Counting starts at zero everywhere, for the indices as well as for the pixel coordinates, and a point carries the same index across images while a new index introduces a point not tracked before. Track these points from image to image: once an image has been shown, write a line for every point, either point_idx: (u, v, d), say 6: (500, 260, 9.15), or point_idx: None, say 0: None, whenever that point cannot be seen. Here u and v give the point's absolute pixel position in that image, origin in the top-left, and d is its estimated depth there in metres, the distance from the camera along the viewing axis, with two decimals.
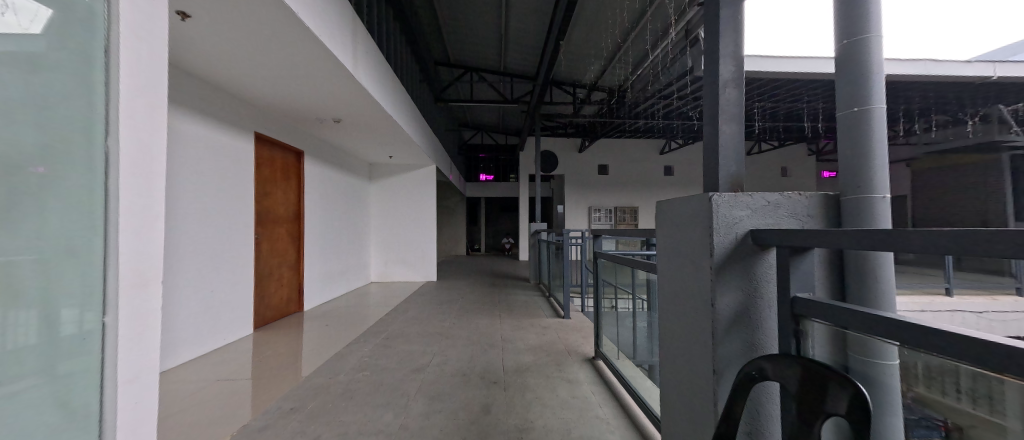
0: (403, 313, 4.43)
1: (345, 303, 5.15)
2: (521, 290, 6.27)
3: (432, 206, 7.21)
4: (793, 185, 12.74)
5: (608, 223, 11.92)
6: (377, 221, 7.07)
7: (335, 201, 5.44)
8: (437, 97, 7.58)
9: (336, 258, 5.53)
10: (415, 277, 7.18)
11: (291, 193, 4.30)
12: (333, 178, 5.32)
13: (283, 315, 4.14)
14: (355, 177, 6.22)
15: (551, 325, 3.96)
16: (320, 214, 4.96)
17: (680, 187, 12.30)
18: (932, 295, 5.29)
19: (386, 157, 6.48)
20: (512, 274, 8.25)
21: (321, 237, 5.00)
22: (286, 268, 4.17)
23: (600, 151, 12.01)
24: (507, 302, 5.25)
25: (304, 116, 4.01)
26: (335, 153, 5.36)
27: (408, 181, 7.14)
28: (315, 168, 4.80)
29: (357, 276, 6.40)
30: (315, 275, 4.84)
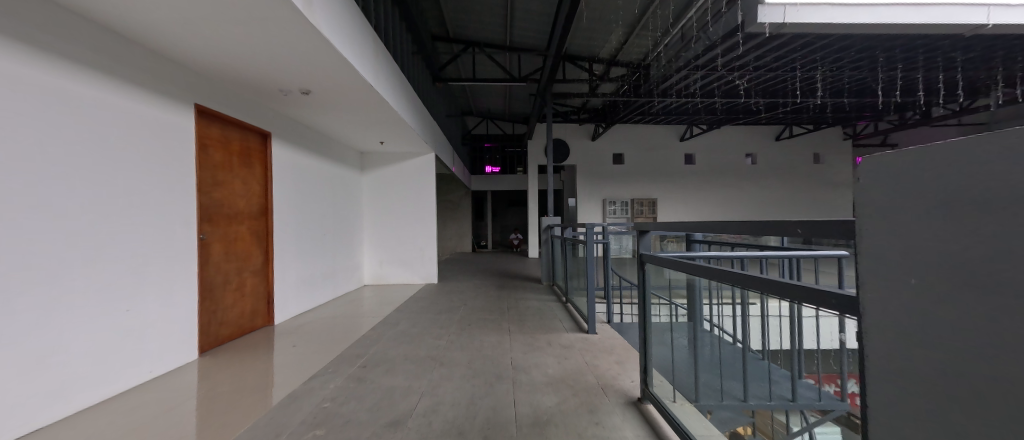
0: (392, 327, 3.67)
1: (329, 312, 4.42)
2: (532, 294, 5.46)
3: (432, 200, 6.43)
4: (827, 172, 11.64)
5: (624, 217, 11.02)
6: (369, 217, 6.32)
7: (315, 193, 4.66)
8: (434, 77, 6.74)
9: (320, 261, 4.78)
10: (413, 278, 6.41)
11: (254, 185, 3.56)
12: (311, 167, 4.56)
13: (245, 332, 3.43)
14: (340, 167, 5.44)
15: (574, 344, 3.16)
16: (295, 209, 4.20)
17: (702, 177, 11.33)
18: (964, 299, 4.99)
19: (378, 143, 5.69)
20: (522, 273, 7.47)
21: (298, 236, 4.25)
22: (248, 276, 3.44)
23: (615, 139, 11.08)
24: (517, 310, 4.44)
25: (261, 86, 3.23)
26: (313, 138, 4.56)
27: (403, 171, 6.37)
28: (286, 154, 4.03)
29: (347, 279, 5.67)
30: (292, 282, 4.11)
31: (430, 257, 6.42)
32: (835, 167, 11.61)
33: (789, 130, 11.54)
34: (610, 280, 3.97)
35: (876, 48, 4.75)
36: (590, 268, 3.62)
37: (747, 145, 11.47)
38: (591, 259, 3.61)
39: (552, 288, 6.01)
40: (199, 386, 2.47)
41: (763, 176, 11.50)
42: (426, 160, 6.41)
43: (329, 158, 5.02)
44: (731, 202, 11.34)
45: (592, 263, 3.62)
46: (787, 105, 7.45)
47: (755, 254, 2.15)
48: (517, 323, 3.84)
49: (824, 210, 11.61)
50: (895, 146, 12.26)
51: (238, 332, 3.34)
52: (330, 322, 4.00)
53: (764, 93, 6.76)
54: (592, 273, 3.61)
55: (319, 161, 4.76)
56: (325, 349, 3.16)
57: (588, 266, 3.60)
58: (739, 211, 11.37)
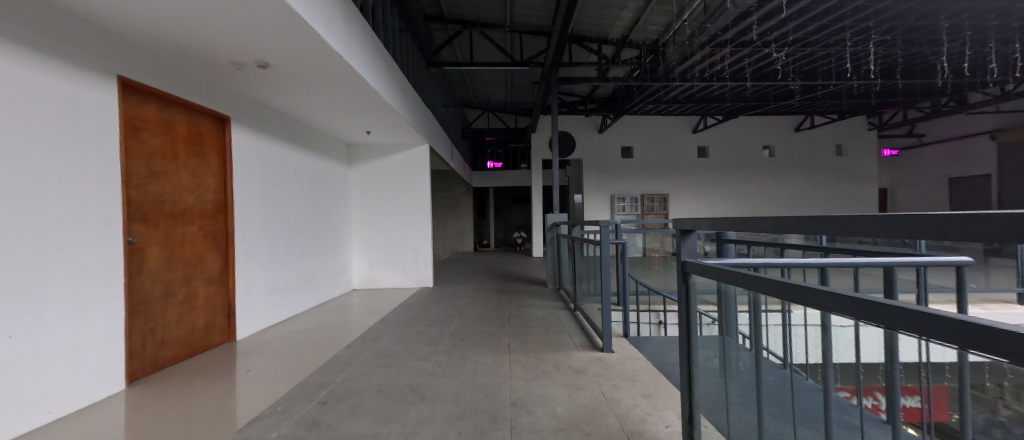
0: (373, 343, 3.13)
1: (307, 322, 3.90)
2: (536, 300, 4.89)
3: (427, 196, 5.88)
4: (850, 165, 10.93)
5: (634, 214, 10.42)
6: (357, 214, 5.80)
7: (291, 188, 4.11)
8: (428, 63, 6.13)
9: (300, 264, 4.26)
10: (406, 282, 5.89)
11: (208, 177, 3.03)
12: (285, 157, 4.02)
13: (199, 350, 2.92)
14: (321, 159, 4.90)
15: (589, 368, 2.59)
16: (265, 204, 3.66)
17: (717, 170, 10.68)
18: (1006, 304, 4.57)
19: (364, 132, 5.15)
20: (526, 275, 6.92)
21: (269, 237, 3.72)
22: (200, 284, 2.92)
23: (624, 131, 10.47)
24: (518, 320, 3.88)
25: (207, 59, 2.66)
26: (285, 125, 4.01)
27: (393, 166, 5.82)
28: (248, 142, 3.46)
29: (332, 284, 5.16)
30: (261, 289, 3.58)
31: (424, 259, 5.88)
32: (860, 158, 10.90)
33: (810, 120, 10.84)
34: (626, 287, 3.38)
35: (939, 13, 4.09)
36: (604, 274, 3.02)
37: (764, 136, 10.79)
38: (605, 263, 3.01)
39: (558, 292, 5.45)
40: (123, 425, 1.95)
41: (782, 169, 10.83)
42: (419, 152, 5.85)
43: (307, 148, 4.49)
44: (747, 198, 10.70)
45: (606, 268, 3.02)
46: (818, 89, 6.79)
47: (820, 260, 1.59)
48: (518, 338, 3.28)
49: (848, 205, 10.92)
50: (922, 136, 11.54)
51: (189, 352, 2.82)
52: (303, 334, 3.46)
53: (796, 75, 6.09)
54: (607, 280, 3.02)
55: (295, 151, 4.22)
56: (288, 372, 2.62)
57: (601, 272, 3.01)
58: (757, 206, 10.73)
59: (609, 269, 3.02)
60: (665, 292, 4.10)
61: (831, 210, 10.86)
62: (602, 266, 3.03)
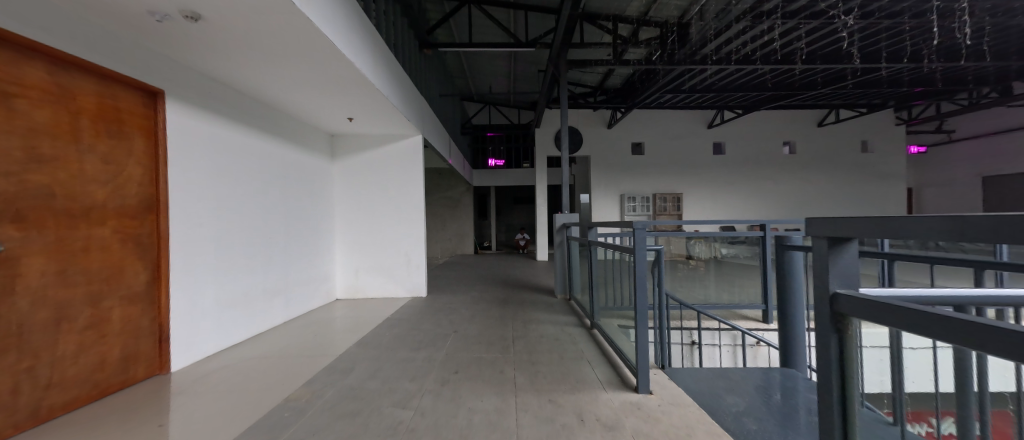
0: (341, 377, 2.44)
1: (268, 343, 3.21)
2: (544, 313, 4.19)
3: (420, 194, 5.18)
4: (877, 163, 10.21)
5: (645, 214, 9.72)
6: (341, 214, 5.13)
7: (250, 182, 3.44)
8: (422, 43, 5.46)
9: (264, 274, 3.58)
10: (396, 290, 5.22)
11: (129, 165, 2.37)
12: (243, 145, 3.35)
13: (113, 390, 2.24)
14: (294, 149, 4.23)
15: (625, 423, 1.89)
16: (214, 201, 2.99)
17: (734, 168, 9.97)
18: None
19: (345, 119, 4.47)
20: (531, 282, 6.23)
21: (220, 241, 3.03)
22: (114, 303, 2.25)
23: (635, 126, 9.79)
24: (525, 343, 3.19)
25: (114, 7, 1.99)
26: (241, 106, 3.34)
27: (381, 158, 5.15)
28: (188, 124, 2.78)
29: (310, 295, 4.48)
30: (208, 306, 2.90)
31: (417, 265, 5.20)
32: (887, 155, 10.18)
33: (834, 114, 10.12)
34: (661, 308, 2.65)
35: None
36: (640, 295, 2.31)
37: (785, 132, 10.08)
38: (642, 281, 2.29)
39: (569, 304, 4.75)
40: None
41: (803, 167, 10.11)
42: (411, 143, 5.19)
43: (274, 136, 3.83)
44: (766, 197, 9.99)
45: (643, 287, 2.30)
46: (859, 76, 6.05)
47: None
48: (525, 369, 2.60)
49: (875, 206, 10.19)
50: (951, 132, 10.81)
51: (96, 393, 2.14)
52: (258, 363, 2.78)
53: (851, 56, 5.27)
54: (644, 303, 2.30)
55: (255, 138, 3.54)
56: (222, 422, 1.96)
57: (636, 293, 2.30)
58: (777, 207, 10.02)
59: (645, 288, 2.30)
60: (701, 308, 3.37)
61: (856, 210, 10.14)
62: (636, 285, 2.32)
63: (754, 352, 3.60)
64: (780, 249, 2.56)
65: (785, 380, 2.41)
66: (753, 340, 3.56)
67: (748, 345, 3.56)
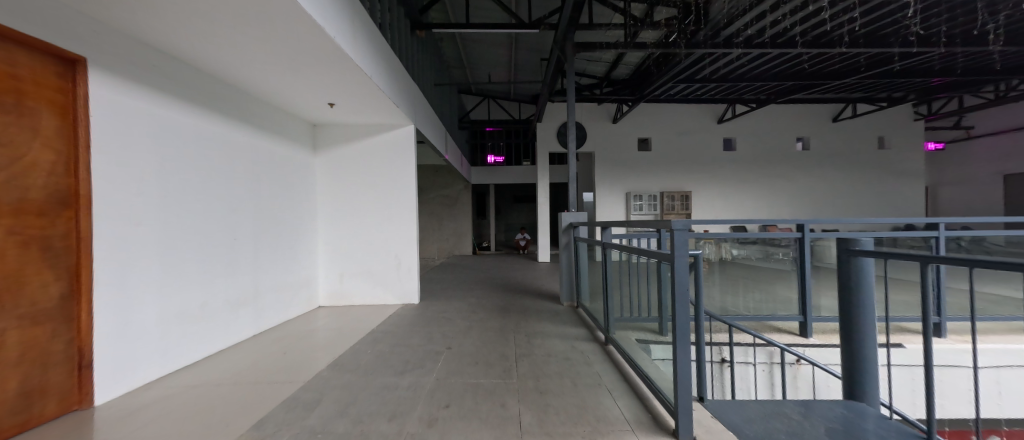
0: (303, 415, 1.95)
1: (226, 363, 2.73)
2: (550, 325, 3.71)
3: (412, 190, 4.70)
4: (894, 160, 9.76)
5: (652, 214, 9.25)
6: (323, 213, 4.64)
7: (204, 175, 2.93)
8: (414, 24, 4.97)
9: (224, 281, 3.08)
10: (384, 297, 4.73)
11: (33, 148, 1.87)
12: (193, 129, 2.84)
13: (9, 435, 1.73)
14: (266, 138, 3.73)
15: None
16: (155, 196, 2.49)
17: (745, 165, 9.50)
18: None
19: (326, 105, 3.97)
20: (533, 287, 5.74)
21: (164, 245, 2.54)
22: (11, 324, 1.74)
23: (642, 121, 9.33)
24: (529, 364, 2.71)
25: None
26: (191, 85, 2.84)
27: (368, 151, 4.67)
28: (118, 101, 2.27)
29: (287, 303, 4.00)
30: (147, 323, 2.41)
31: (408, 269, 4.72)
32: (904, 152, 9.73)
33: (850, 108, 9.66)
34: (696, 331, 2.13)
35: None
36: (680, 315, 1.80)
37: (798, 127, 9.63)
38: (682, 298, 1.79)
39: (576, 313, 4.28)
40: None
41: (818, 164, 9.64)
42: (401, 135, 4.71)
43: (239, 124, 3.35)
44: (779, 196, 9.53)
45: (683, 307, 1.79)
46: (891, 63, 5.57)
47: None
48: (531, 402, 2.11)
49: (892, 204, 9.72)
50: (969, 128, 10.39)
51: None
52: (206, 391, 2.29)
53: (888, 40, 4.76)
54: (685, 325, 1.80)
55: (212, 123, 3.04)
56: None
57: (673, 313, 1.79)
58: (790, 206, 9.55)
59: (686, 307, 1.78)
60: (734, 321, 2.90)
61: (871, 209, 9.69)
62: (675, 304, 1.81)
63: (794, 371, 3.14)
64: (846, 253, 2.07)
65: (851, 414, 1.95)
66: (793, 358, 3.09)
67: (787, 364, 3.09)
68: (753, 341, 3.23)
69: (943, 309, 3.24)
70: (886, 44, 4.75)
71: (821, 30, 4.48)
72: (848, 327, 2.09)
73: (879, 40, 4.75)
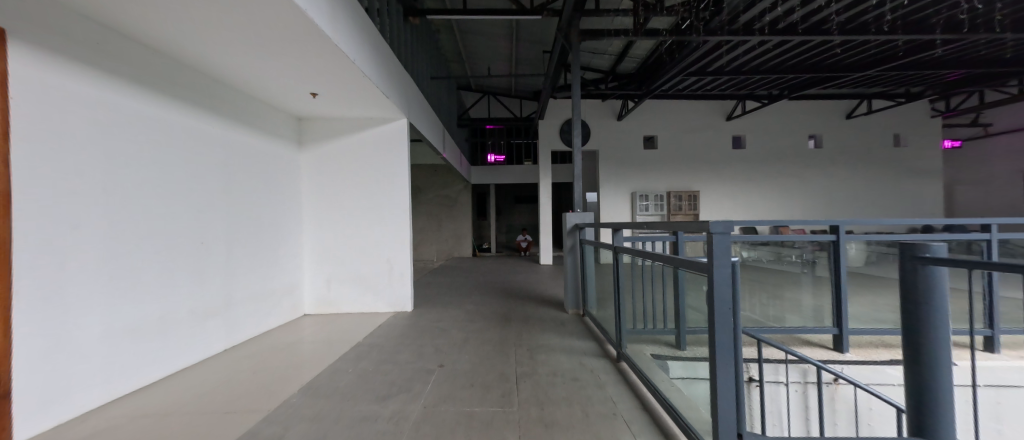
0: None
1: (186, 386, 2.38)
2: (555, 337, 3.36)
3: (405, 189, 4.36)
4: (911, 158, 9.35)
5: (658, 214, 8.89)
6: (310, 213, 4.31)
7: (164, 171, 2.60)
8: (408, 10, 4.64)
9: (189, 290, 2.75)
10: (375, 305, 4.39)
11: None
12: (150, 118, 2.50)
13: None
14: (242, 132, 3.40)
15: None
16: (100, 195, 2.15)
17: (755, 164, 9.13)
18: None
19: (310, 96, 3.62)
20: (536, 292, 5.39)
21: (110, 249, 2.20)
22: None
23: (648, 118, 8.97)
24: (532, 386, 2.36)
25: None
26: (147, 69, 2.50)
27: (358, 148, 4.34)
28: (53, 80, 1.93)
29: (268, 312, 3.67)
30: (89, 339, 2.06)
31: (400, 273, 4.37)
32: (921, 150, 9.33)
33: (865, 104, 9.27)
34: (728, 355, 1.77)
35: None
36: (720, 340, 1.45)
37: (810, 124, 9.26)
38: (722, 320, 1.43)
39: (583, 322, 3.93)
40: None
41: (830, 162, 9.28)
42: (393, 130, 4.37)
43: (208, 114, 3.01)
44: (790, 196, 9.17)
45: (724, 329, 1.44)
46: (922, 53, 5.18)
47: None
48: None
49: (907, 205, 9.35)
50: (988, 126, 9.98)
51: None
52: (154, 423, 1.94)
53: (926, 25, 4.36)
54: (725, 352, 1.45)
55: (175, 113, 2.70)
56: None
57: (713, 335, 1.45)
58: (802, 206, 9.19)
59: (728, 330, 1.43)
60: (768, 338, 2.52)
61: (887, 209, 9.32)
62: (713, 326, 1.46)
63: (832, 392, 2.77)
64: (909, 259, 1.16)
65: None
66: (830, 377, 2.74)
67: (823, 384, 2.74)
68: (783, 357, 2.87)
69: (996, 320, 2.89)
70: (923, 30, 4.34)
71: (858, 8, 4.06)
72: (917, 379, 1.15)
73: (915, 25, 4.36)
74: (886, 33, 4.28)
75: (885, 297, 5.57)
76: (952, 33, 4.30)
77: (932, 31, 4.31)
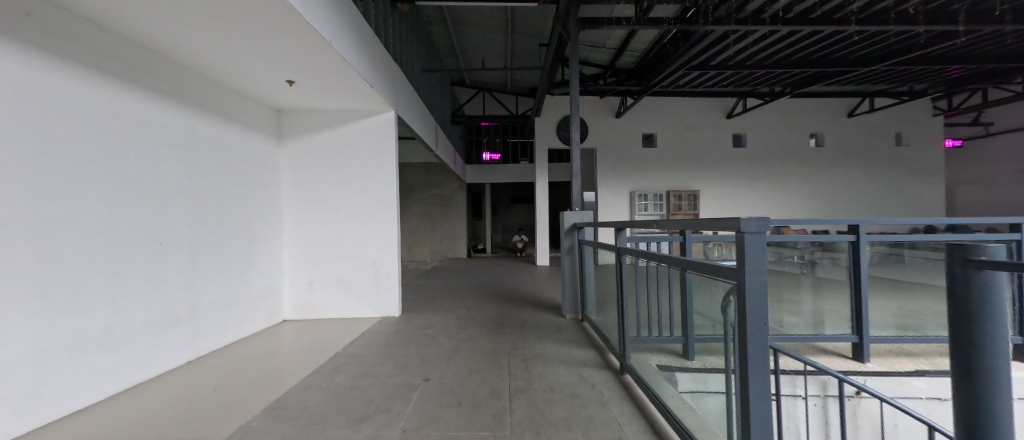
0: None
1: (132, 408, 2.09)
2: (552, 347, 3.11)
3: (392, 186, 4.09)
4: (913, 157, 9.20)
5: (657, 214, 8.67)
6: (290, 212, 4.03)
7: (111, 163, 2.30)
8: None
9: (143, 297, 2.47)
10: (360, 310, 4.12)
11: None
12: (94, 103, 2.20)
13: None
14: (211, 123, 3.11)
15: None
16: (26, 190, 1.85)
17: (755, 163, 8.95)
18: None
19: (286, 85, 3.27)
20: (532, 295, 5.14)
21: (41, 251, 1.91)
22: None
23: (647, 115, 8.76)
24: (527, 406, 2.09)
25: None
26: (91, 46, 2.18)
27: (342, 143, 4.08)
28: None
29: (239, 320, 3.37)
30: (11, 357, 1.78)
31: (386, 276, 4.10)
32: (923, 149, 9.19)
33: (867, 102, 9.12)
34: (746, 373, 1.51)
35: None
36: (752, 360, 1.18)
37: (811, 123, 9.10)
38: (756, 337, 1.16)
39: (582, 329, 3.68)
40: None
41: (831, 161, 9.12)
42: (380, 124, 4.11)
43: (169, 102, 2.72)
44: (791, 196, 9.00)
45: (759, 349, 1.17)
46: (937, 44, 4.96)
47: None
48: None
49: (909, 205, 9.20)
50: (990, 125, 9.89)
51: None
52: None
53: (944, 15, 4.16)
54: (760, 379, 1.16)
55: (126, 98, 2.40)
56: None
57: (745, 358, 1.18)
58: (803, 206, 9.02)
59: (764, 351, 1.16)
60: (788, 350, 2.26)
61: (888, 209, 9.17)
62: (743, 344, 1.19)
63: (853, 406, 2.55)
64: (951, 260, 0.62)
65: None
66: (852, 390, 2.51)
67: (845, 398, 2.51)
68: (800, 368, 2.64)
69: None
70: (941, 20, 4.14)
71: None
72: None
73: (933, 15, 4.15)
74: (901, 23, 4.07)
75: (893, 299, 5.38)
76: (971, 23, 4.10)
77: (950, 21, 4.10)
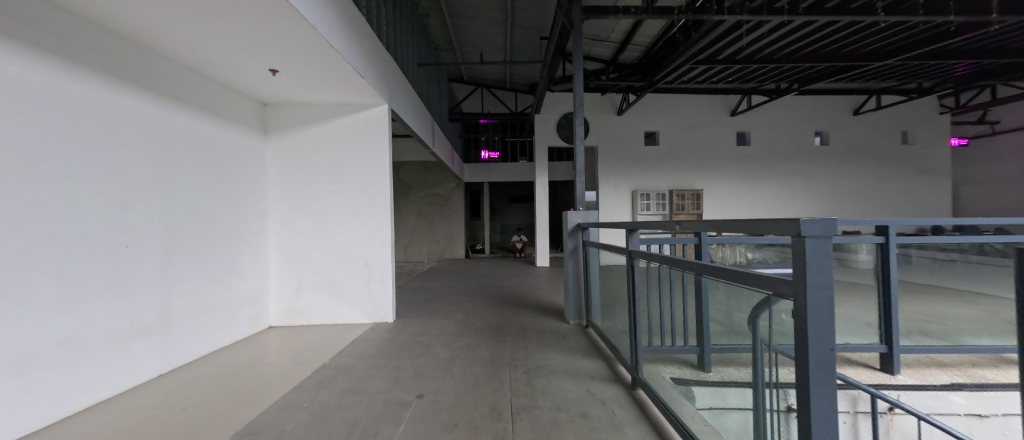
0: None
1: (90, 432, 1.85)
2: (556, 357, 2.87)
3: (384, 183, 3.85)
4: (919, 156, 9.03)
5: (659, 214, 8.46)
6: (276, 211, 3.79)
7: (69, 158, 2.05)
8: None
9: (106, 305, 2.21)
10: (351, 315, 3.89)
11: None
12: (51, 90, 1.95)
13: None
14: (187, 114, 2.86)
15: None
16: None
17: (759, 161, 8.76)
18: None
19: (270, 75, 3.05)
20: (532, 299, 4.92)
21: None
22: None
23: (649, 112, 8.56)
24: (529, 428, 1.85)
25: None
26: (48, 25, 1.94)
27: (332, 137, 3.84)
28: None
29: (219, 327, 3.13)
30: None
31: (379, 280, 3.87)
32: (930, 148, 9.03)
33: (873, 100, 8.95)
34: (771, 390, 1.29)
35: None
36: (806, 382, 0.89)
37: (816, 121, 8.92)
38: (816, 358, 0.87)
39: (587, 336, 3.46)
40: None
41: (837, 160, 8.94)
42: (371, 117, 3.87)
43: (138, 91, 2.48)
44: (795, 195, 8.81)
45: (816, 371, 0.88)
46: (959, 35, 4.76)
47: None
48: None
49: (916, 204, 9.02)
50: (995, 123, 9.79)
51: None
52: None
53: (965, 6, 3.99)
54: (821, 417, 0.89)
55: (87, 85, 2.15)
56: None
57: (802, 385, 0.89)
58: (808, 206, 8.84)
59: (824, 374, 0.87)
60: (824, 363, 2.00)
61: (895, 209, 8.99)
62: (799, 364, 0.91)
63: (885, 424, 2.35)
64: None
65: None
66: (885, 406, 2.31)
67: (877, 414, 2.31)
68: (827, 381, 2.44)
69: None
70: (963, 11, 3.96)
71: None
72: None
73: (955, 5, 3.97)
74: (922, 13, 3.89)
75: (907, 301, 5.20)
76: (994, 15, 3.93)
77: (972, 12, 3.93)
